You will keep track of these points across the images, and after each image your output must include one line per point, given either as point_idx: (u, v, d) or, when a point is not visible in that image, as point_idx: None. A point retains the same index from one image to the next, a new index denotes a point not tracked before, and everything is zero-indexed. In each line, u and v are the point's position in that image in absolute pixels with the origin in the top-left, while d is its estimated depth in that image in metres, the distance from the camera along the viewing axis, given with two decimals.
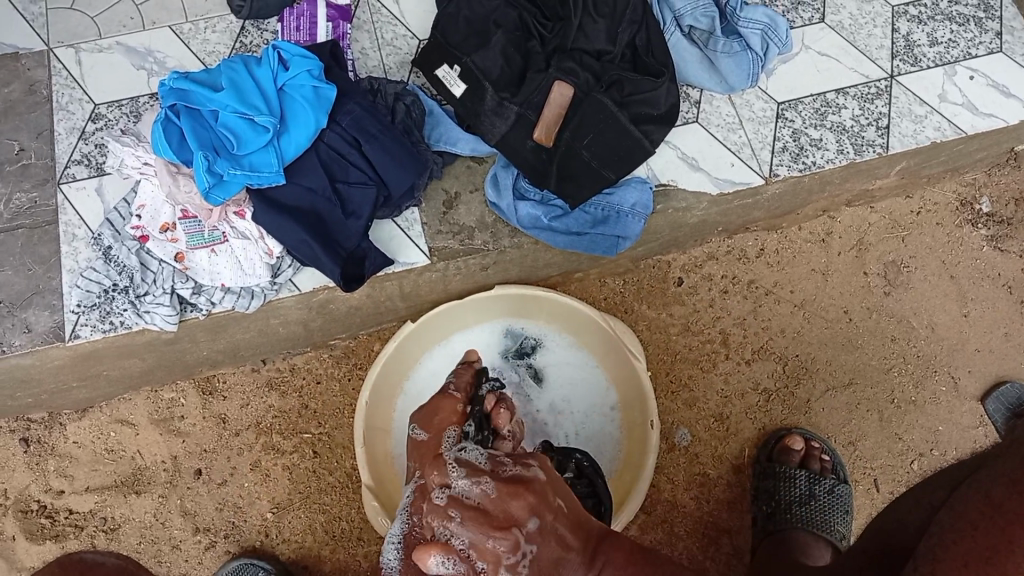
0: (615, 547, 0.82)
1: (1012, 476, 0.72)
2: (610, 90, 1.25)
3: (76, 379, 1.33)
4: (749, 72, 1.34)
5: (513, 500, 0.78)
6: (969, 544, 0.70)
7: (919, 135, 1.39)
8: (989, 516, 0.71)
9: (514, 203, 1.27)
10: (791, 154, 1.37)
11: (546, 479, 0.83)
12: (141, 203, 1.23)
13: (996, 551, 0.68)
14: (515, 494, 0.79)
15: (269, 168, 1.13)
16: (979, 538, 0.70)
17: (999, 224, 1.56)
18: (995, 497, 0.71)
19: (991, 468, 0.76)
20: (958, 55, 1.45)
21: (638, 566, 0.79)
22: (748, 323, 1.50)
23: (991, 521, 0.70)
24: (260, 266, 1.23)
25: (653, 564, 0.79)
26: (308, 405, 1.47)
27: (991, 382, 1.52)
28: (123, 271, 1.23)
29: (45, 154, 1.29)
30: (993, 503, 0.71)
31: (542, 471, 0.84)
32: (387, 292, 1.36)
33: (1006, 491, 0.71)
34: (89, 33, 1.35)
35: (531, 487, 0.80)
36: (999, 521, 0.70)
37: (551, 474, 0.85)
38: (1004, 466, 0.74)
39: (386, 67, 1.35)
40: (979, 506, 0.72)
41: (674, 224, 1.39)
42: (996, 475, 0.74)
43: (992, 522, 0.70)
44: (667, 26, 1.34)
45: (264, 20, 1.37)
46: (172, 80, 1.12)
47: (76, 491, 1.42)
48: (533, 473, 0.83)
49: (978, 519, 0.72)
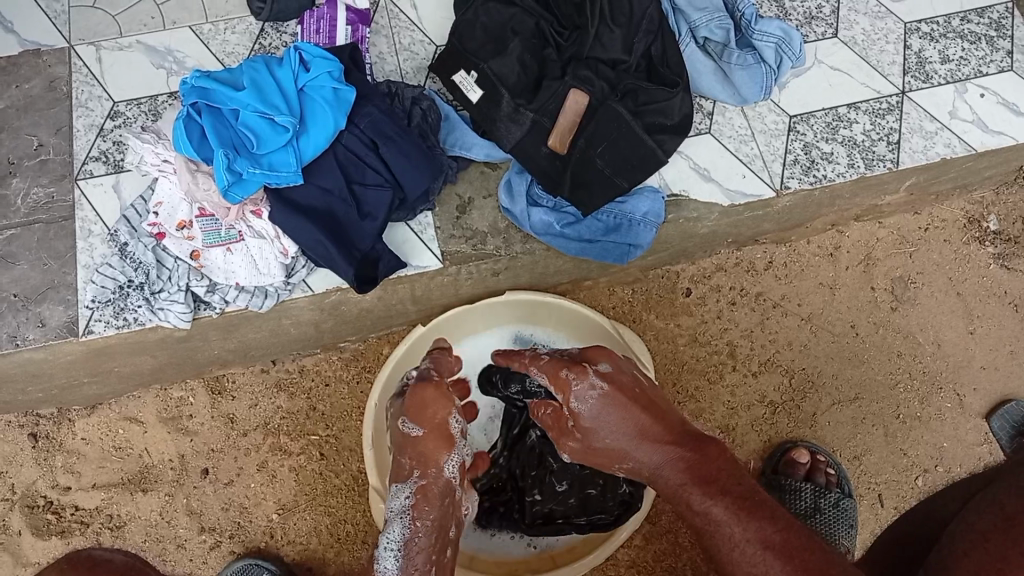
0: (712, 451, 0.98)
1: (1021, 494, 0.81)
2: (625, 99, 1.27)
3: (87, 375, 1.34)
4: (762, 86, 1.36)
5: (579, 372, 1.08)
6: (981, 555, 0.79)
7: (929, 152, 1.41)
8: (1002, 530, 0.79)
9: (527, 209, 1.28)
10: (802, 168, 1.38)
11: (616, 372, 1.09)
12: (158, 201, 1.24)
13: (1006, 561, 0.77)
14: (589, 375, 1.07)
15: (288, 168, 1.15)
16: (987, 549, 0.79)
17: (1006, 242, 1.57)
18: (1009, 510, 0.80)
19: (1000, 486, 0.85)
20: (969, 73, 1.46)
21: (718, 485, 0.94)
22: (756, 335, 1.51)
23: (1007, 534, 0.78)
24: (275, 266, 1.24)
25: (728, 484, 0.93)
26: (316, 407, 1.47)
27: (995, 400, 1.53)
28: (139, 268, 1.25)
29: (63, 150, 1.31)
30: (1005, 516, 0.80)
31: (608, 359, 1.11)
32: (399, 296, 1.38)
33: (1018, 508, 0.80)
34: (110, 32, 1.36)
35: (595, 377, 1.07)
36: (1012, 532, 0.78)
37: (619, 369, 1.09)
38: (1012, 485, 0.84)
39: (404, 72, 1.38)
40: (993, 518, 0.81)
41: (685, 234, 1.40)
42: (1010, 490, 0.83)
43: (1006, 534, 0.78)
44: (683, 38, 1.36)
45: (283, 23, 1.38)
46: (194, 78, 1.14)
47: (82, 488, 1.43)
48: (600, 357, 1.11)
49: (992, 531, 0.80)
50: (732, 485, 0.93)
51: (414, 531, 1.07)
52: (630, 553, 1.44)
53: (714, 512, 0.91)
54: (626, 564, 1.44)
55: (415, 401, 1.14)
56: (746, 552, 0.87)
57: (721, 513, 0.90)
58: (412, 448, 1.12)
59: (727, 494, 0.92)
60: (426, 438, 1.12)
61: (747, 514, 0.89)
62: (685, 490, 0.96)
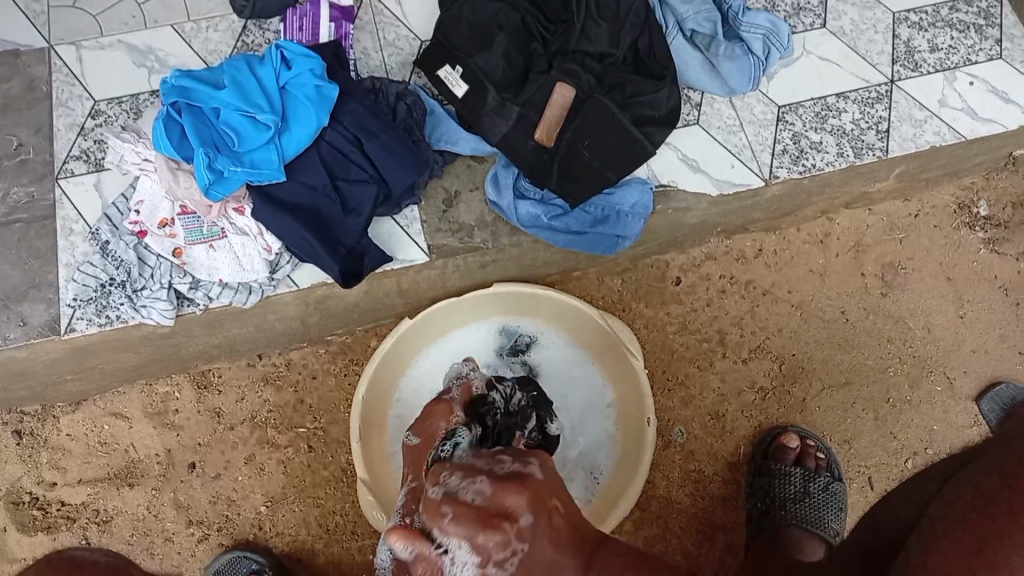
0: (617, 553, 0.76)
1: (1003, 471, 0.74)
2: (612, 92, 1.25)
3: (71, 372, 1.34)
4: (751, 77, 1.34)
5: (500, 539, 0.72)
6: (958, 536, 0.72)
7: (919, 139, 1.40)
8: (980, 509, 0.73)
9: (514, 202, 1.27)
10: (791, 157, 1.37)
11: (552, 518, 0.77)
12: (139, 199, 1.22)
13: (989, 542, 0.70)
14: (505, 529, 0.72)
15: (271, 165, 1.13)
16: (971, 530, 0.72)
17: (997, 228, 1.56)
18: (988, 491, 0.74)
19: (980, 465, 0.79)
20: (958, 62, 1.44)
21: (650, 564, 0.74)
22: (746, 324, 1.51)
23: (984, 513, 0.72)
24: (258, 262, 1.23)
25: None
26: (304, 400, 1.47)
27: (985, 383, 1.53)
28: (121, 266, 1.23)
29: (43, 149, 1.29)
30: (984, 495, 0.74)
31: (527, 501, 0.76)
32: (385, 290, 1.37)
33: (997, 484, 0.73)
34: (91, 31, 1.33)
35: (516, 524, 0.73)
36: (991, 511, 0.72)
37: (543, 516, 0.76)
38: (997, 462, 0.77)
39: (388, 67, 1.35)
40: (972, 499, 0.74)
41: (673, 223, 1.39)
42: (988, 469, 0.76)
43: (985, 514, 0.72)
44: (669, 30, 1.34)
45: (266, 20, 1.36)
46: (174, 77, 1.12)
47: (69, 483, 1.42)
48: (515, 500, 0.75)
49: (970, 512, 0.73)
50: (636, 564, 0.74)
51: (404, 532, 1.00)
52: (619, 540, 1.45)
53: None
54: None
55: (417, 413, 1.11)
56: None
57: None
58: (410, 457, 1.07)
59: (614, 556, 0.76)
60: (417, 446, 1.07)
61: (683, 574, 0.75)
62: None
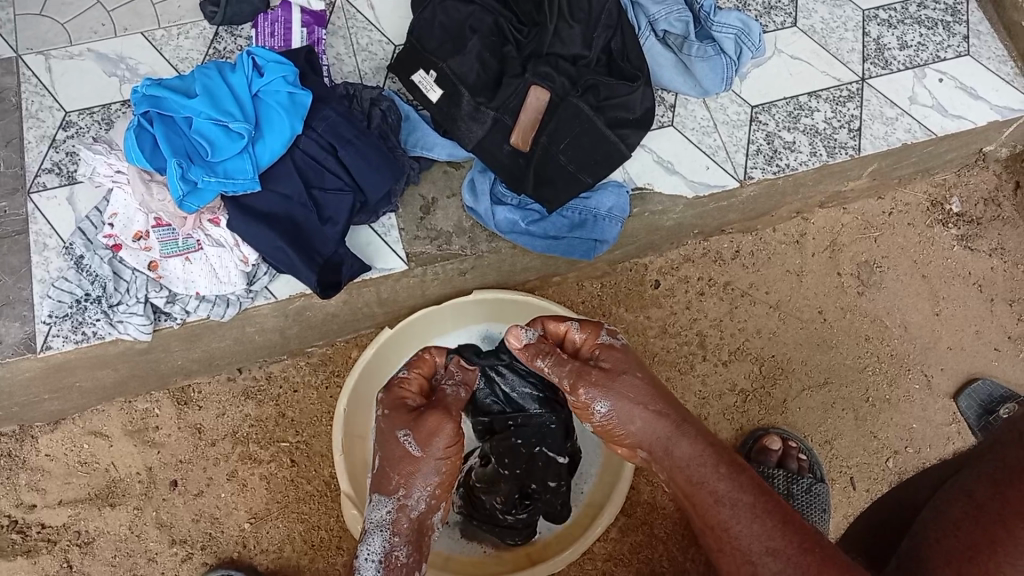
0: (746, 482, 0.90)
1: (992, 476, 0.76)
2: (587, 94, 1.25)
3: (48, 391, 1.31)
4: (723, 78, 1.35)
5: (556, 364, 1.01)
6: (954, 544, 0.74)
7: (890, 138, 1.41)
8: (973, 518, 0.74)
9: (491, 208, 1.27)
10: (765, 157, 1.38)
11: (627, 376, 0.98)
12: (113, 212, 1.20)
13: (980, 550, 0.72)
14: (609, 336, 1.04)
15: (244, 175, 1.13)
16: (964, 537, 0.74)
17: (969, 224, 1.58)
18: (979, 498, 0.75)
19: (973, 467, 0.80)
20: (927, 58, 1.47)
21: (735, 464, 0.92)
22: (724, 325, 1.51)
23: (976, 522, 0.74)
24: (235, 274, 1.22)
25: (743, 480, 0.90)
26: (285, 414, 1.45)
27: (962, 381, 1.54)
28: (96, 280, 1.21)
29: (14, 162, 1.27)
30: (977, 502, 0.75)
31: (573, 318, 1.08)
32: (364, 299, 1.36)
33: (987, 490, 0.75)
34: (59, 40, 1.33)
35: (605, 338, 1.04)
36: (983, 521, 0.73)
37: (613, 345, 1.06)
38: (984, 466, 0.78)
39: (362, 72, 1.35)
40: (964, 506, 0.76)
41: (650, 226, 1.40)
42: (979, 474, 0.77)
43: (976, 523, 0.74)
44: (643, 31, 1.35)
45: (237, 26, 1.36)
46: (145, 86, 1.11)
47: (48, 505, 1.39)
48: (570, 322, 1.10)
49: (964, 519, 0.75)
50: (732, 457, 0.94)
51: (393, 545, 1.00)
52: (607, 547, 1.43)
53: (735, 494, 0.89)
54: (603, 557, 1.43)
55: (424, 428, 0.98)
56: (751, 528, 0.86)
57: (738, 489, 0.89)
58: (402, 466, 0.99)
59: (748, 474, 0.91)
60: (415, 461, 0.98)
61: (764, 492, 0.89)
62: (703, 461, 0.92)
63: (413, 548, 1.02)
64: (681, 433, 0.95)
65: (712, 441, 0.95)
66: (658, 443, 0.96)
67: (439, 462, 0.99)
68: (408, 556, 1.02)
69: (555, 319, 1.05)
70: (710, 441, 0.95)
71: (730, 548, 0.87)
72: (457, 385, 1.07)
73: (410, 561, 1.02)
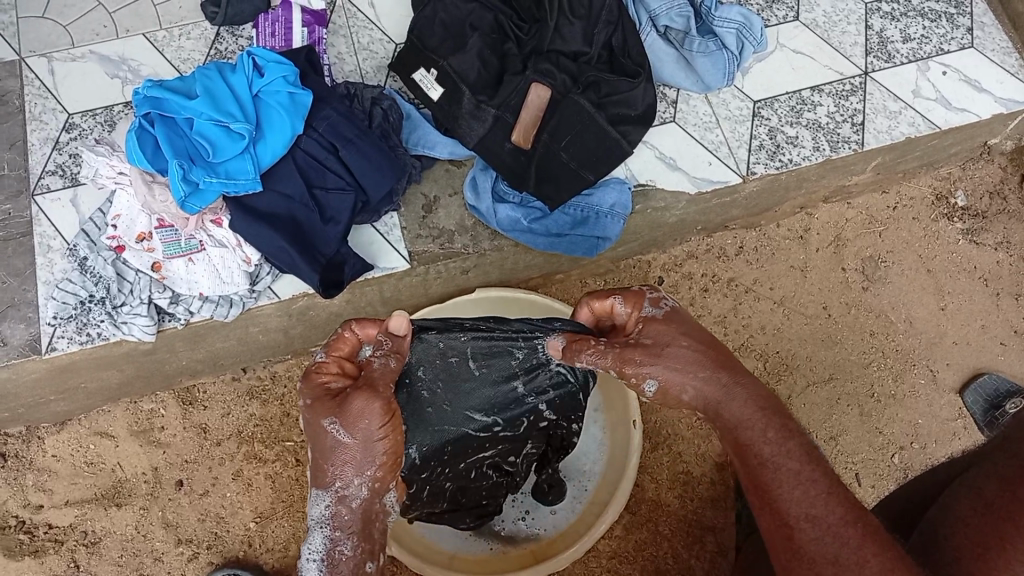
0: (798, 452, 0.81)
1: (1003, 475, 0.75)
2: (588, 91, 1.25)
3: (53, 392, 1.32)
4: (726, 72, 1.35)
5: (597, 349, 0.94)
6: (962, 540, 0.74)
7: (893, 132, 1.41)
8: (981, 514, 0.74)
9: (493, 206, 1.27)
10: (768, 153, 1.37)
11: (669, 335, 0.90)
12: (116, 213, 1.20)
13: (989, 547, 0.71)
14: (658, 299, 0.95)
15: (246, 175, 1.13)
16: (973, 534, 0.73)
17: (974, 218, 1.57)
18: (989, 496, 0.75)
19: (986, 463, 0.79)
20: (931, 51, 1.46)
21: (786, 427, 0.84)
22: (729, 322, 1.51)
23: (984, 518, 0.73)
24: (238, 275, 1.22)
25: (795, 446, 0.82)
26: (290, 413, 1.45)
27: (968, 375, 1.53)
28: (99, 282, 1.22)
29: (18, 164, 1.27)
30: (987, 500, 0.75)
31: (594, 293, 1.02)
32: (367, 298, 1.36)
33: (997, 489, 0.74)
34: (62, 42, 1.33)
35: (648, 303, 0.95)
36: (991, 518, 0.73)
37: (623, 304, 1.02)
38: (997, 464, 0.77)
39: (363, 71, 1.35)
40: (973, 503, 0.75)
41: (653, 223, 1.39)
42: (990, 472, 0.77)
43: (985, 520, 0.73)
44: (643, 27, 1.35)
45: (238, 27, 1.36)
46: (146, 87, 1.11)
47: (55, 505, 1.40)
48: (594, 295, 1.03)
49: (973, 516, 0.75)
50: (788, 422, 0.85)
51: (339, 542, 0.88)
52: (612, 544, 1.43)
53: (786, 456, 0.81)
54: (608, 555, 1.43)
55: (349, 409, 0.86)
56: (804, 493, 0.78)
57: (792, 453, 0.81)
58: (333, 455, 0.87)
59: (798, 437, 0.83)
60: (346, 447, 0.86)
61: (817, 461, 0.81)
62: (758, 422, 0.84)
63: (359, 544, 0.89)
64: (735, 391, 0.86)
65: (770, 404, 0.86)
66: (709, 405, 0.87)
67: (378, 443, 0.87)
68: (355, 552, 0.88)
69: (599, 296, 0.98)
70: (764, 399, 0.86)
71: (772, 511, 0.79)
72: (385, 355, 0.95)
73: (360, 558, 0.88)
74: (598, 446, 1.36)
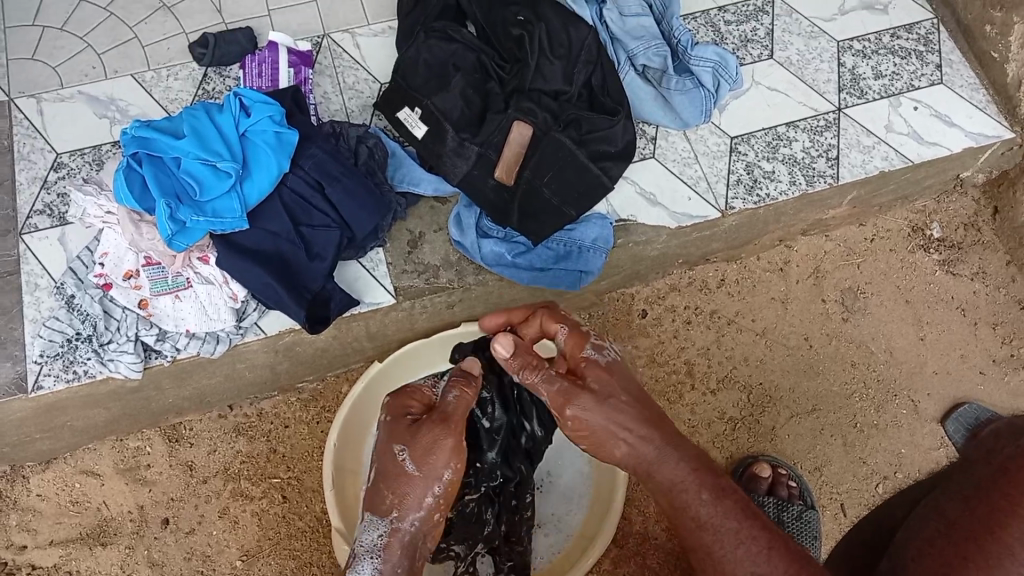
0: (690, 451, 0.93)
1: (964, 496, 0.76)
2: (568, 128, 1.28)
3: (39, 431, 1.32)
4: (702, 109, 1.38)
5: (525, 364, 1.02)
6: (927, 560, 0.73)
7: (867, 166, 1.44)
8: (945, 535, 0.73)
9: (477, 241, 1.29)
10: (745, 187, 1.40)
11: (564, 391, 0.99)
12: (104, 251, 1.22)
13: (953, 563, 0.71)
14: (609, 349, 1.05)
15: (232, 213, 1.14)
16: (937, 553, 0.73)
17: (950, 249, 1.61)
18: (952, 516, 0.75)
19: (945, 490, 0.80)
20: (901, 87, 1.50)
21: (714, 482, 0.89)
22: (712, 353, 1.53)
23: (949, 539, 0.73)
24: (224, 310, 1.24)
25: (723, 486, 0.89)
26: (276, 449, 1.46)
27: (949, 404, 1.55)
28: (86, 320, 1.23)
29: (6, 205, 1.28)
30: (949, 521, 0.75)
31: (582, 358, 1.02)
32: (353, 334, 1.37)
33: (958, 510, 0.75)
34: (51, 83, 1.35)
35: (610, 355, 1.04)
36: (956, 538, 0.73)
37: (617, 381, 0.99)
38: (961, 487, 0.78)
39: (349, 111, 1.37)
40: (937, 526, 0.75)
41: (635, 257, 1.42)
42: (954, 495, 0.77)
43: (949, 539, 0.73)
44: (621, 66, 1.39)
45: (226, 67, 1.38)
46: (134, 128, 1.13)
47: (39, 546, 1.39)
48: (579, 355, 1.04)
49: (937, 537, 0.74)
50: (718, 478, 0.90)
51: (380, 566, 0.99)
52: None
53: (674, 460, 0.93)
54: None
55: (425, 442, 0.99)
56: (746, 558, 0.83)
57: (723, 512, 0.86)
58: (396, 481, 0.99)
59: (733, 491, 0.89)
60: (411, 474, 0.99)
61: (749, 512, 0.87)
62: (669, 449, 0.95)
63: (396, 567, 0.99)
64: (668, 453, 0.92)
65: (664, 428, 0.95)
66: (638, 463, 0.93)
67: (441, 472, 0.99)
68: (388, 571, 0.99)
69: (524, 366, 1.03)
70: (694, 459, 0.92)
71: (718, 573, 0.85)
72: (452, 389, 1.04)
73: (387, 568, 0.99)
74: (584, 479, 1.37)
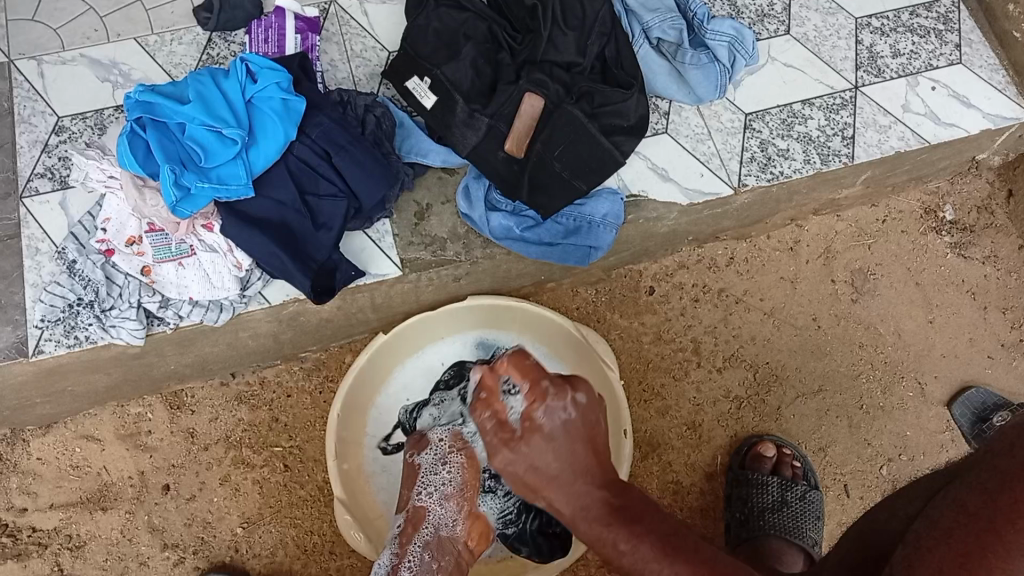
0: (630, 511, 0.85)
1: (983, 484, 0.72)
2: (581, 101, 1.25)
3: (40, 396, 1.31)
4: (717, 84, 1.36)
5: None
6: (944, 552, 0.69)
7: (884, 145, 1.41)
8: (963, 526, 0.70)
9: (486, 214, 1.27)
10: (759, 165, 1.38)
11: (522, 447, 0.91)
12: (105, 217, 1.21)
13: (971, 558, 0.67)
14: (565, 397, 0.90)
15: (238, 181, 1.12)
16: (956, 545, 0.69)
17: (963, 232, 1.59)
18: (971, 505, 0.71)
19: (964, 475, 0.76)
20: (920, 66, 1.47)
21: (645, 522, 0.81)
22: (719, 332, 1.51)
23: (968, 530, 0.69)
24: (229, 279, 1.21)
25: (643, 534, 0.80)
26: (278, 418, 1.45)
27: (956, 389, 1.54)
28: (88, 286, 1.20)
29: (7, 167, 1.26)
30: (969, 510, 0.71)
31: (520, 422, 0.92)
32: (358, 305, 1.36)
33: (977, 498, 0.71)
34: (52, 45, 1.33)
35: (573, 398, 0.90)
36: (976, 529, 0.69)
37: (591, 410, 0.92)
38: (978, 473, 0.74)
39: (356, 79, 1.35)
40: (956, 513, 0.72)
41: (644, 233, 1.40)
42: (971, 483, 0.73)
43: (968, 530, 0.69)
44: (636, 39, 1.36)
45: (232, 33, 1.35)
46: (138, 92, 1.10)
47: (40, 509, 1.39)
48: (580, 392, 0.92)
49: (956, 528, 0.71)
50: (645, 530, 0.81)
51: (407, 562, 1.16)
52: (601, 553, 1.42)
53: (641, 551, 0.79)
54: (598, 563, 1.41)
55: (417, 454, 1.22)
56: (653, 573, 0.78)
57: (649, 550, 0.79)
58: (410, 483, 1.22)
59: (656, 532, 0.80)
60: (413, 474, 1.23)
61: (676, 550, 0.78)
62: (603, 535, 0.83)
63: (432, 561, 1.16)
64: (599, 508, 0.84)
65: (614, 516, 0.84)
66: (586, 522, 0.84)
67: None
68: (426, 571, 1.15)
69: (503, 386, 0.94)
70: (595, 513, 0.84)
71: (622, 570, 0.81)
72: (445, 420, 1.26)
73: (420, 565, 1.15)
74: None
